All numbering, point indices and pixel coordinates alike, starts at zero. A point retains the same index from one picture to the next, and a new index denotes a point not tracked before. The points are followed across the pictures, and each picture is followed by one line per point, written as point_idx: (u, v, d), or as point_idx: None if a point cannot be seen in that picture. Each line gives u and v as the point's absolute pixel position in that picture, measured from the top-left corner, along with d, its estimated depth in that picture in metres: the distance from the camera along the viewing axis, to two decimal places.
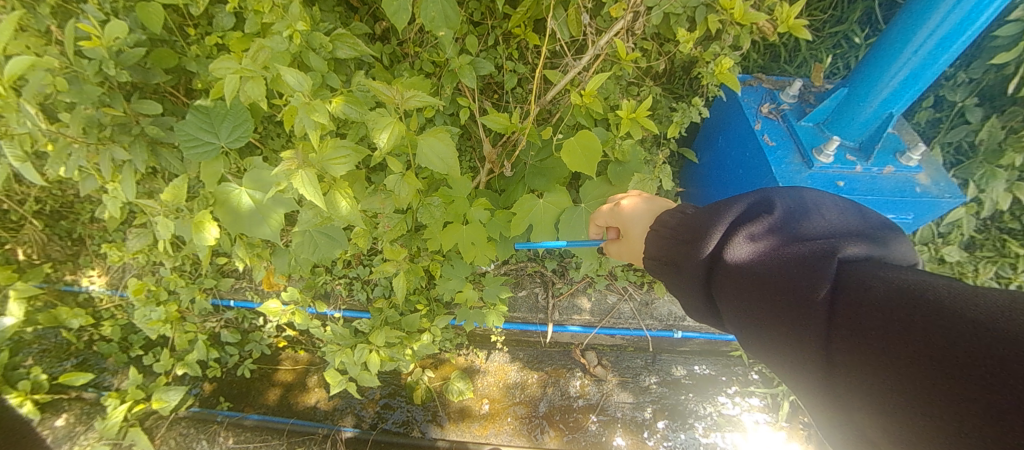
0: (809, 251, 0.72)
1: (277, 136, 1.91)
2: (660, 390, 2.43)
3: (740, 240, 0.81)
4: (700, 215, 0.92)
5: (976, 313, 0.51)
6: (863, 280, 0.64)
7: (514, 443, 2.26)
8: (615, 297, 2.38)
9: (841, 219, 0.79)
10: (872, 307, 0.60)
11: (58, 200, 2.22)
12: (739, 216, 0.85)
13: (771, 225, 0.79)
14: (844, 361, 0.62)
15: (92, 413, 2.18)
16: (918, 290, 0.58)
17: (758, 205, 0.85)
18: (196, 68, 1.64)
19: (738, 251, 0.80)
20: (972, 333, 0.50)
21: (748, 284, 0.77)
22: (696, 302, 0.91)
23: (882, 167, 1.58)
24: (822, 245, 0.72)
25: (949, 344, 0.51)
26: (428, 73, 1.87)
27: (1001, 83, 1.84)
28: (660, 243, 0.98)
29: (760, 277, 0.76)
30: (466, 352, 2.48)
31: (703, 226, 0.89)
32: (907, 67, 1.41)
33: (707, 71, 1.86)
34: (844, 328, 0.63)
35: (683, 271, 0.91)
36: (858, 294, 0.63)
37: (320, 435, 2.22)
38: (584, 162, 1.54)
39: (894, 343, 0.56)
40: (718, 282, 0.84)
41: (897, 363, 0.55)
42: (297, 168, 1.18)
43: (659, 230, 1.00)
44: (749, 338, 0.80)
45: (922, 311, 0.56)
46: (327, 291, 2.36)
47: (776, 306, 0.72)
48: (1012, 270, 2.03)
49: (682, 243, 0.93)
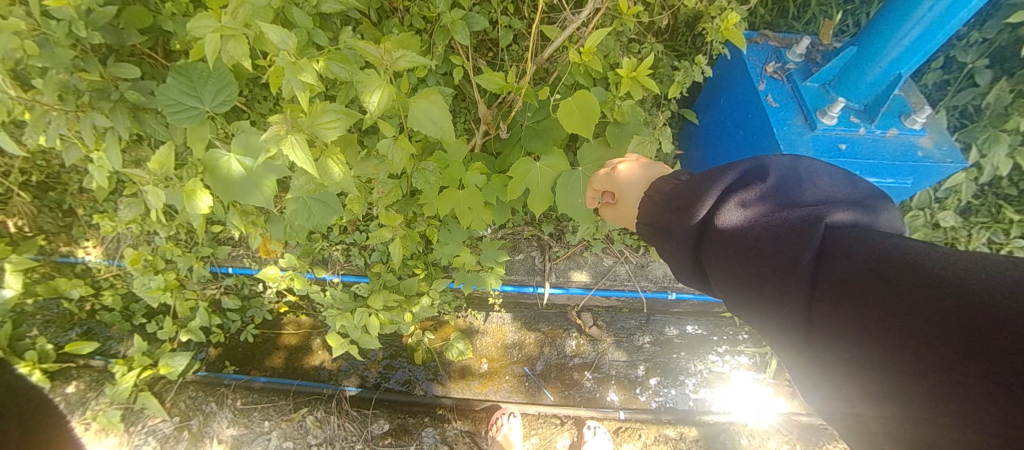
0: (798, 217, 0.71)
1: (265, 99, 1.85)
2: (654, 349, 2.50)
3: (729, 204, 0.81)
4: (694, 182, 0.92)
5: (949, 272, 0.51)
6: (847, 245, 0.64)
7: (513, 399, 2.38)
8: (611, 259, 2.41)
9: (829, 186, 0.77)
10: (856, 272, 0.60)
11: (44, 170, 2.14)
12: (733, 183, 0.85)
13: (763, 191, 0.79)
14: (826, 324, 0.62)
15: (102, 379, 2.28)
16: (898, 253, 0.58)
17: (752, 173, 0.84)
18: (172, 28, 1.51)
19: (728, 216, 0.80)
20: (955, 297, 0.49)
21: (735, 247, 0.77)
22: (686, 267, 0.92)
23: (886, 129, 1.56)
24: (810, 211, 0.71)
25: (926, 301, 0.51)
26: (418, 29, 1.77)
27: (1015, 43, 1.79)
28: (654, 209, 0.99)
29: (748, 240, 0.75)
30: (465, 314, 2.51)
31: (695, 193, 0.89)
32: (920, 25, 1.35)
33: (712, 27, 1.79)
34: (827, 292, 0.62)
35: (671, 235, 0.93)
36: (842, 256, 0.63)
37: (326, 395, 2.31)
38: (582, 123, 1.49)
39: (874, 305, 0.56)
40: (707, 246, 0.84)
41: (875, 321, 0.55)
42: (286, 133, 1.13)
43: (655, 197, 1.01)
44: (736, 302, 0.80)
45: (906, 276, 0.55)
46: (325, 257, 2.35)
47: (760, 268, 0.72)
48: (1004, 236, 2.06)
49: (675, 209, 0.93)
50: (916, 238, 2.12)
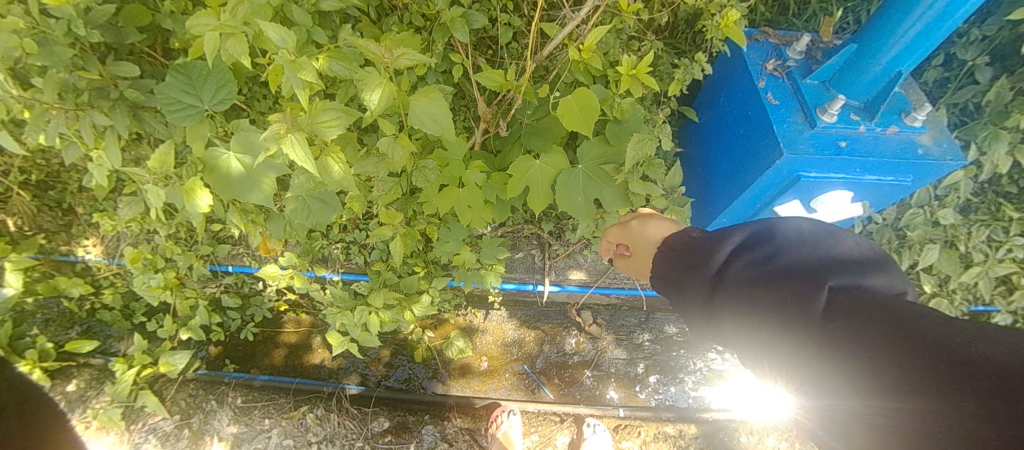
0: (810, 271, 0.74)
1: (264, 98, 1.85)
2: (653, 347, 2.50)
3: (739, 261, 0.84)
4: (706, 236, 0.97)
5: (956, 341, 0.56)
6: (864, 307, 0.66)
7: (513, 397, 2.39)
8: (611, 258, 2.42)
9: (835, 237, 0.79)
10: (871, 334, 0.63)
11: (44, 169, 2.15)
12: (745, 239, 0.88)
13: (771, 248, 0.82)
14: (833, 371, 0.65)
15: (102, 378, 2.28)
16: (911, 317, 0.62)
17: (760, 231, 0.88)
18: (171, 26, 1.51)
19: (738, 267, 0.84)
20: (967, 365, 0.53)
21: (745, 295, 0.80)
22: (697, 310, 0.94)
23: (886, 127, 1.55)
24: (821, 268, 0.74)
25: (938, 364, 0.55)
26: (418, 26, 1.76)
27: (1015, 41, 1.81)
28: (668, 257, 1.04)
29: (758, 289, 0.78)
30: (465, 312, 2.51)
31: (708, 244, 0.93)
32: (920, 23, 1.33)
33: (712, 24, 1.78)
34: (841, 344, 0.65)
35: (685, 287, 0.96)
36: (855, 313, 0.66)
37: (326, 392, 2.31)
38: (582, 121, 1.49)
39: (886, 359, 0.60)
40: (718, 293, 0.87)
41: (890, 373, 0.59)
42: (286, 131, 1.12)
43: (669, 246, 1.05)
44: (749, 346, 0.82)
45: (914, 340, 0.59)
46: (325, 255, 2.36)
47: (770, 317, 0.75)
48: (1004, 234, 2.05)
49: (689, 256, 0.97)
50: (915, 236, 2.13)
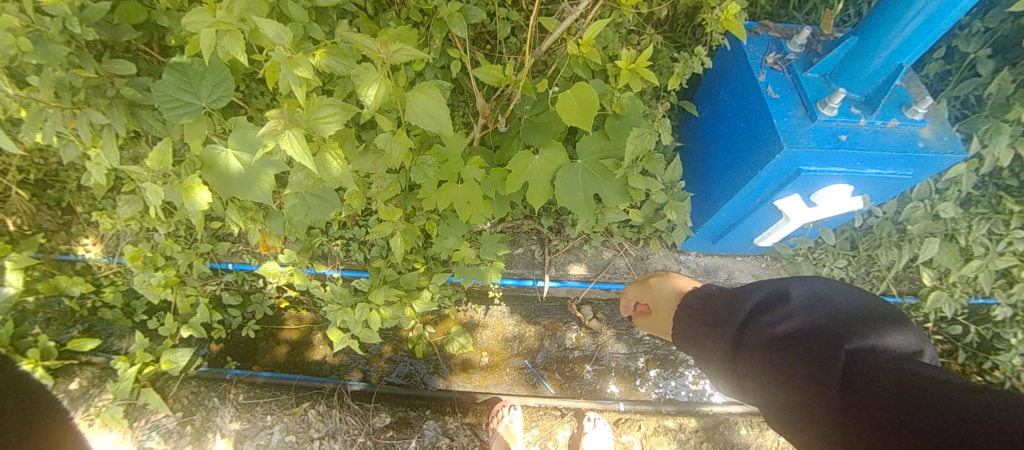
0: (818, 326, 0.85)
1: (262, 95, 1.85)
2: (654, 341, 2.51)
3: (759, 320, 0.96)
4: (729, 302, 1.11)
5: (947, 389, 0.64)
6: (865, 357, 0.76)
7: (514, 392, 2.40)
8: (611, 253, 2.43)
9: (843, 299, 0.90)
10: (872, 383, 0.71)
11: (42, 168, 2.14)
12: (761, 300, 1.00)
13: (785, 306, 0.94)
14: (844, 414, 0.73)
15: (104, 376, 2.28)
16: (907, 369, 0.71)
17: (773, 293, 1.00)
18: (167, 23, 1.49)
19: (759, 324, 0.96)
20: (954, 402, 0.61)
21: (766, 347, 0.91)
22: (727, 366, 1.05)
23: (887, 120, 1.55)
24: (829, 323, 0.85)
25: (930, 402, 0.63)
26: (416, 22, 1.75)
27: (1017, 33, 1.79)
28: (701, 322, 1.17)
29: (776, 341, 0.90)
30: (465, 308, 2.51)
31: (733, 307, 1.07)
32: (921, 16, 1.32)
33: (712, 16, 1.73)
34: (850, 391, 0.74)
35: (713, 340, 1.11)
36: (859, 362, 0.76)
37: (327, 389, 2.31)
38: (581, 115, 1.48)
39: (885, 401, 0.68)
40: (742, 349, 0.98)
41: (891, 412, 0.66)
42: (284, 128, 1.11)
43: (699, 312, 1.19)
44: (770, 398, 0.90)
45: (910, 387, 0.67)
46: (325, 252, 2.35)
47: (787, 367, 0.85)
48: (1005, 227, 2.05)
49: (719, 319, 1.10)
50: (915, 230, 2.13)
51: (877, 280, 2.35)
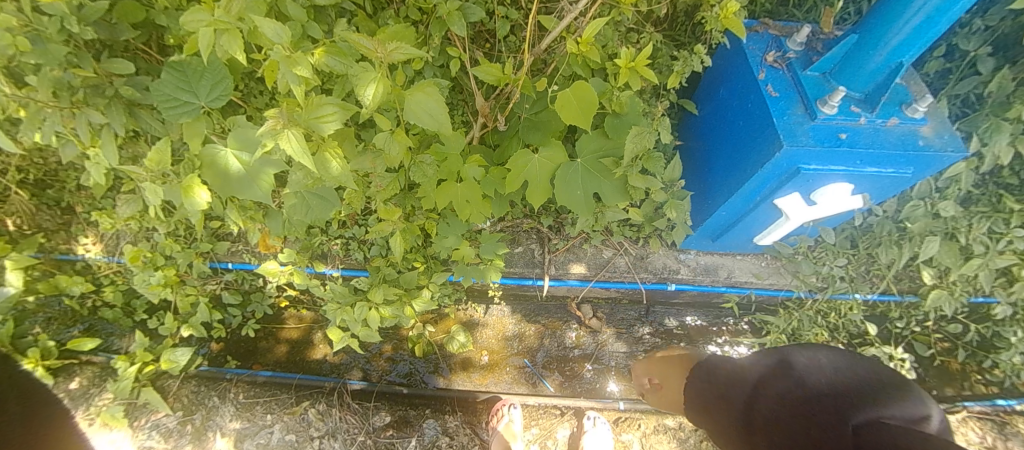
0: (823, 404, 0.91)
1: (261, 94, 1.85)
2: (653, 340, 2.53)
3: (764, 397, 1.02)
4: (731, 375, 1.17)
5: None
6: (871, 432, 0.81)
7: (514, 390, 2.41)
8: (610, 251, 2.43)
9: (835, 365, 0.98)
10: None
11: (41, 168, 2.14)
12: (764, 375, 1.07)
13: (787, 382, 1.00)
14: None
15: (104, 375, 2.29)
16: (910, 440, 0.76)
17: (774, 366, 1.06)
18: (165, 22, 1.48)
19: (765, 402, 1.01)
20: None
21: (777, 426, 0.95)
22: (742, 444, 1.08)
23: (887, 119, 1.55)
24: (830, 401, 0.90)
25: None
26: (415, 20, 1.75)
27: (1018, 30, 1.79)
28: (706, 396, 1.22)
29: (785, 422, 0.95)
30: (465, 306, 2.54)
31: (738, 381, 1.13)
32: (921, 14, 1.31)
33: (711, 15, 1.72)
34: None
35: (721, 416, 1.15)
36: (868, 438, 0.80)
37: (327, 388, 2.32)
38: (580, 114, 1.48)
39: None
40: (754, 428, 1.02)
41: None
42: (282, 128, 1.11)
43: (703, 383, 1.25)
44: None
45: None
46: (324, 252, 2.34)
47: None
48: (1005, 226, 2.04)
49: (725, 393, 1.15)
50: (916, 228, 2.12)
51: (876, 278, 2.37)
